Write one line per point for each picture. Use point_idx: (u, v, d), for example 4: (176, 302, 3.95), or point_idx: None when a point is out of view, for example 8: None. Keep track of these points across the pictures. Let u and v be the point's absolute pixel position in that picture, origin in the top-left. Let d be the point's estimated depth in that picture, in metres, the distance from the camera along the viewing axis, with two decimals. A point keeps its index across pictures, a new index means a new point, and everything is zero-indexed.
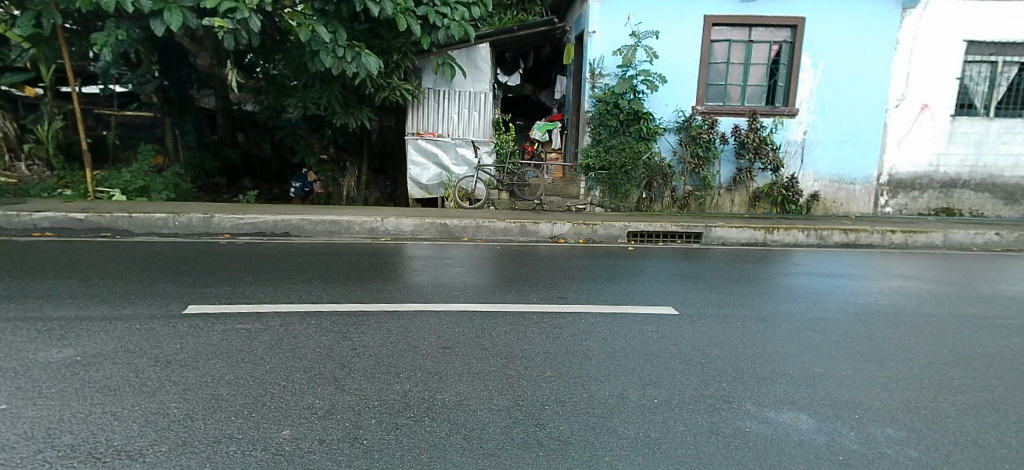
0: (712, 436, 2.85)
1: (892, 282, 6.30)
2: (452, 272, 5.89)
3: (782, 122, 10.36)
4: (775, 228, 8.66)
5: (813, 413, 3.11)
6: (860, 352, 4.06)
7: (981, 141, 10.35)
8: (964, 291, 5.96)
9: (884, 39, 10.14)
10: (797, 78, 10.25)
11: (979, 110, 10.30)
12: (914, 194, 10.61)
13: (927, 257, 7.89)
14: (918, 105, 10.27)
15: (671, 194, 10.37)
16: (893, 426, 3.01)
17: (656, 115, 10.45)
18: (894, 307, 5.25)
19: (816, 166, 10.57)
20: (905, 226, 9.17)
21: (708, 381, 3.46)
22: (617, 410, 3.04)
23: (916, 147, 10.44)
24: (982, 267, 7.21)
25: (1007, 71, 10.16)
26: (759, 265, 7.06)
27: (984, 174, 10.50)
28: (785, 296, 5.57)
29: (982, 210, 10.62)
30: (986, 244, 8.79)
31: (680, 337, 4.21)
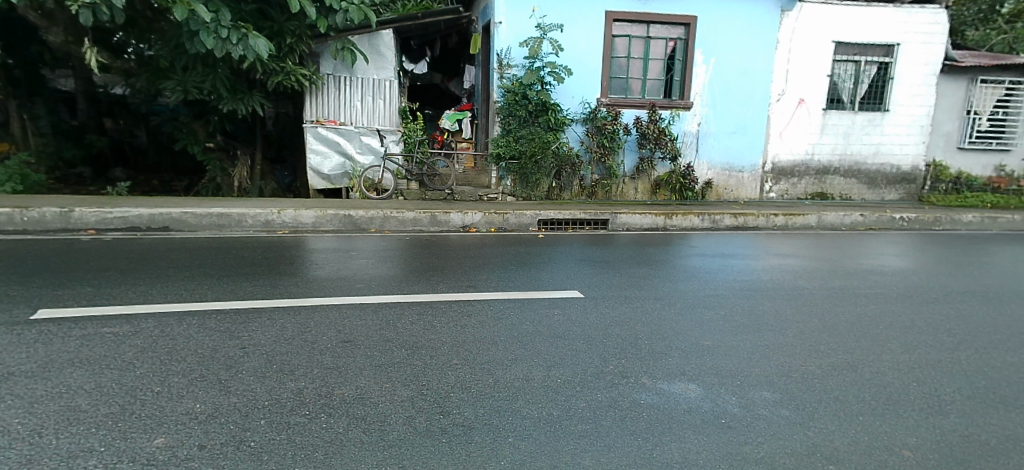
0: (611, 410, 2.97)
1: (775, 260, 6.86)
2: (356, 265, 5.73)
3: (679, 115, 10.95)
4: (673, 214, 9.14)
5: (700, 383, 3.33)
6: (744, 324, 4.39)
7: (848, 132, 11.46)
8: (834, 267, 6.60)
9: (765, 39, 10.96)
10: (690, 72, 10.85)
11: (846, 104, 11.39)
12: (794, 180, 11.58)
13: (806, 237, 8.65)
14: (795, 99, 11.21)
15: (580, 182, 10.66)
16: (769, 389, 3.29)
17: (563, 106, 10.70)
18: (776, 283, 5.72)
19: (709, 155, 11.27)
20: (786, 210, 10.00)
21: (608, 358, 3.61)
22: (520, 392, 3.10)
23: (795, 138, 11.39)
24: (850, 245, 8.02)
25: (867, 69, 11.32)
26: (658, 248, 7.45)
27: (852, 162, 11.63)
28: (680, 276, 5.92)
29: (850, 194, 11.78)
30: (853, 224, 9.76)
31: (584, 318, 4.36)
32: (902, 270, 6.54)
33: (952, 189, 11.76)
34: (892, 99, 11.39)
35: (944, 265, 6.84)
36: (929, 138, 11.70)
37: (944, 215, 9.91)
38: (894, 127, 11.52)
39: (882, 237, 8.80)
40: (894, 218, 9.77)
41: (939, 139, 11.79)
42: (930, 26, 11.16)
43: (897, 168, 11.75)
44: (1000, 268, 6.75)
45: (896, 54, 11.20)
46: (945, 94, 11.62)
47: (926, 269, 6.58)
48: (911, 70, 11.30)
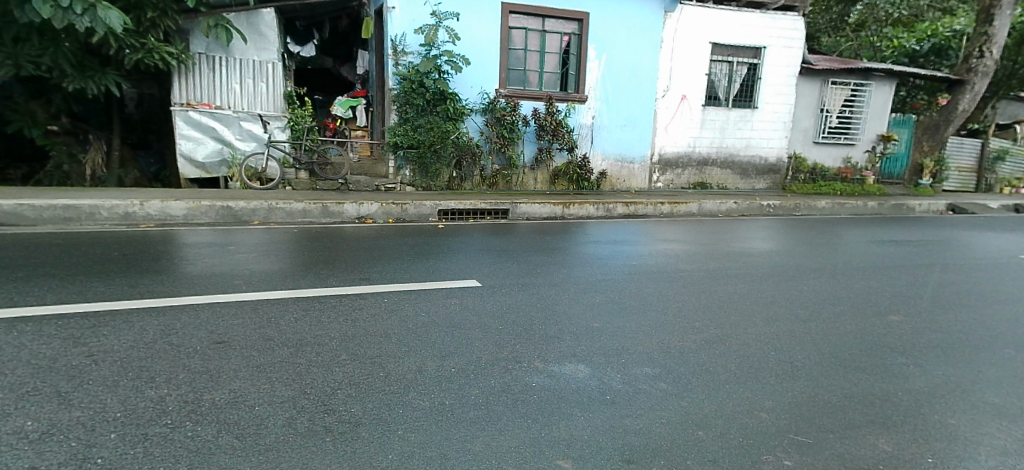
0: (503, 395, 3.00)
1: (660, 245, 7.29)
2: (237, 259, 5.35)
3: (574, 107, 11.29)
4: (570, 203, 9.42)
5: (589, 363, 3.46)
6: (632, 306, 4.62)
7: (723, 126, 12.38)
8: (712, 250, 7.14)
9: (651, 37, 11.53)
10: (584, 66, 11.20)
11: (721, 101, 12.28)
12: (678, 171, 12.33)
13: (689, 223, 9.26)
14: (678, 96, 11.91)
15: (480, 173, 10.68)
16: (650, 365, 3.49)
17: (462, 96, 10.63)
18: (661, 266, 6.09)
19: (603, 146, 11.72)
20: (671, 198, 10.64)
21: (503, 345, 3.65)
22: (413, 383, 3.04)
23: (678, 131, 12.11)
24: (728, 230, 8.70)
25: (739, 70, 12.28)
26: (553, 236, 7.64)
27: (728, 154, 12.57)
28: (575, 262, 6.11)
29: (726, 184, 12.75)
30: (728, 211, 10.60)
31: (480, 307, 4.37)
32: (770, 251, 7.22)
33: (810, 179, 13.11)
34: (761, 97, 12.45)
35: (803, 246, 7.62)
36: (791, 133, 12.93)
37: (803, 202, 11.03)
38: (762, 123, 12.60)
39: (753, 222, 9.62)
40: (762, 206, 10.72)
41: (799, 134, 13.07)
42: (791, 32, 12.29)
43: (765, 160, 12.86)
44: (849, 248, 7.61)
45: (764, 56, 12.25)
46: (804, 94, 12.92)
47: (789, 250, 7.31)
48: (776, 71, 12.40)
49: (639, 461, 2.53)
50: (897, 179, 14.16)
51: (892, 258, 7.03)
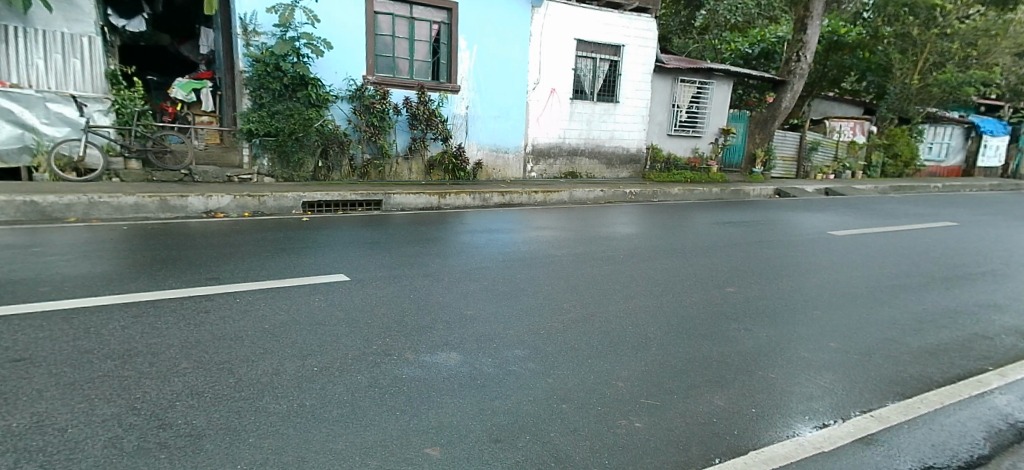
0: (370, 390, 2.90)
1: (534, 232, 7.47)
2: (51, 263, 4.64)
3: (447, 97, 11.19)
4: (446, 193, 9.35)
5: (461, 350, 3.46)
6: (504, 292, 4.70)
7: (590, 119, 12.94)
8: (580, 236, 7.45)
9: (519, 31, 11.74)
10: (455, 57, 11.16)
11: (588, 95, 12.84)
12: (550, 162, 12.66)
13: (562, 211, 9.58)
14: (547, 89, 12.25)
15: (349, 163, 10.23)
16: (520, 347, 3.58)
17: (326, 82, 10.09)
18: (533, 252, 6.26)
19: (478, 137, 11.74)
20: (544, 187, 10.97)
21: (372, 339, 3.53)
22: (268, 387, 2.84)
23: (549, 123, 12.45)
24: (597, 217, 9.16)
25: (601, 66, 12.92)
26: (427, 226, 7.53)
27: (595, 144, 13.15)
28: (450, 252, 6.08)
29: (594, 173, 13.31)
30: (596, 198, 11.16)
31: (347, 302, 4.19)
32: (633, 235, 7.73)
33: (665, 168, 14.13)
34: (622, 93, 13.23)
35: (660, 229, 8.26)
36: (648, 126, 13.89)
37: (659, 189, 11.91)
38: (624, 116, 13.37)
39: (617, 209, 10.20)
40: (625, 193, 11.42)
41: (654, 127, 14.09)
42: (645, 33, 13.18)
43: (626, 150, 13.64)
44: (698, 230, 8.36)
45: (623, 54, 13.03)
46: (657, 90, 13.97)
47: (648, 233, 7.88)
48: (634, 69, 13.24)
49: (505, 438, 2.59)
50: (731, 168, 15.74)
51: (734, 238, 7.84)
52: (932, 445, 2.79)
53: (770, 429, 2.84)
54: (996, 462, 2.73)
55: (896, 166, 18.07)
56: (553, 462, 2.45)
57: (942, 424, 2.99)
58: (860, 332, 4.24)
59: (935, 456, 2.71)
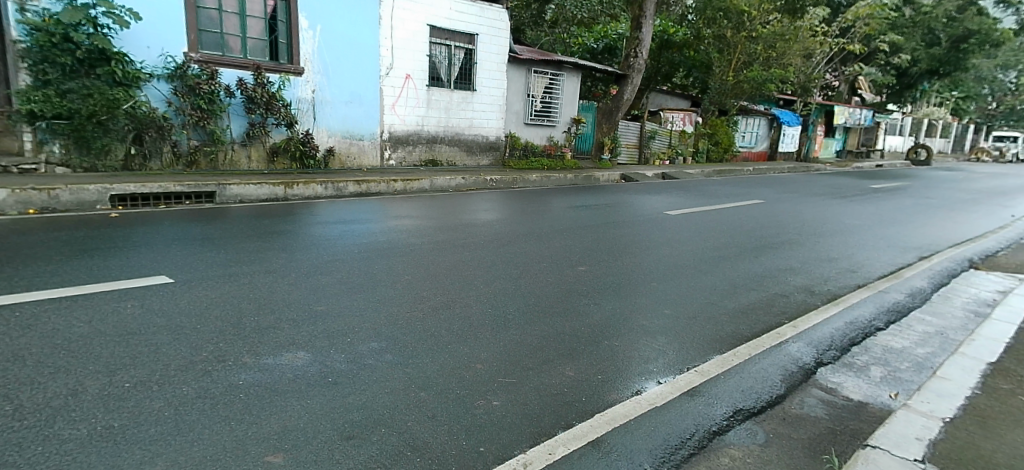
0: (202, 400, 2.64)
1: (392, 222, 7.27)
2: None
3: (289, 80, 10.46)
4: (293, 183, 8.75)
5: (310, 349, 3.26)
6: (357, 284, 4.52)
7: (448, 107, 12.85)
8: (441, 223, 7.41)
9: (368, 14, 11.27)
10: (295, 36, 10.49)
11: (444, 82, 12.75)
12: (409, 149, 12.38)
13: (422, 199, 9.44)
14: (402, 75, 11.92)
15: (172, 149, 9.23)
16: (376, 339, 3.46)
17: (135, 58, 8.91)
18: (391, 242, 6.10)
19: (327, 123, 11.11)
20: (404, 176, 10.75)
21: (202, 345, 3.20)
22: (64, 412, 2.45)
23: (405, 109, 12.15)
24: (458, 204, 9.16)
25: (456, 54, 12.88)
26: (273, 219, 6.99)
27: (454, 132, 13.11)
28: (299, 245, 5.71)
29: (455, 161, 13.28)
30: (458, 186, 11.14)
31: (171, 307, 3.74)
32: (492, 221, 7.85)
33: (523, 155, 14.48)
34: (478, 81, 13.33)
35: (517, 215, 8.46)
36: (505, 115, 14.14)
37: (519, 176, 12.23)
38: (481, 104, 13.48)
39: (478, 196, 10.29)
40: (486, 180, 11.55)
41: (511, 116, 14.41)
42: (498, 23, 13.39)
43: (486, 138, 13.79)
44: (553, 214, 8.72)
45: (477, 43, 13.13)
46: (513, 80, 14.29)
47: (508, 219, 8.05)
48: (488, 58, 13.39)
49: (358, 434, 2.50)
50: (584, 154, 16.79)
51: (586, 220, 8.31)
52: (743, 391, 3.21)
53: (611, 393, 3.05)
54: (789, 399, 3.19)
55: (718, 152, 20.35)
56: (408, 451, 2.41)
57: (751, 371, 3.44)
58: (690, 299, 4.73)
59: (744, 400, 3.11)
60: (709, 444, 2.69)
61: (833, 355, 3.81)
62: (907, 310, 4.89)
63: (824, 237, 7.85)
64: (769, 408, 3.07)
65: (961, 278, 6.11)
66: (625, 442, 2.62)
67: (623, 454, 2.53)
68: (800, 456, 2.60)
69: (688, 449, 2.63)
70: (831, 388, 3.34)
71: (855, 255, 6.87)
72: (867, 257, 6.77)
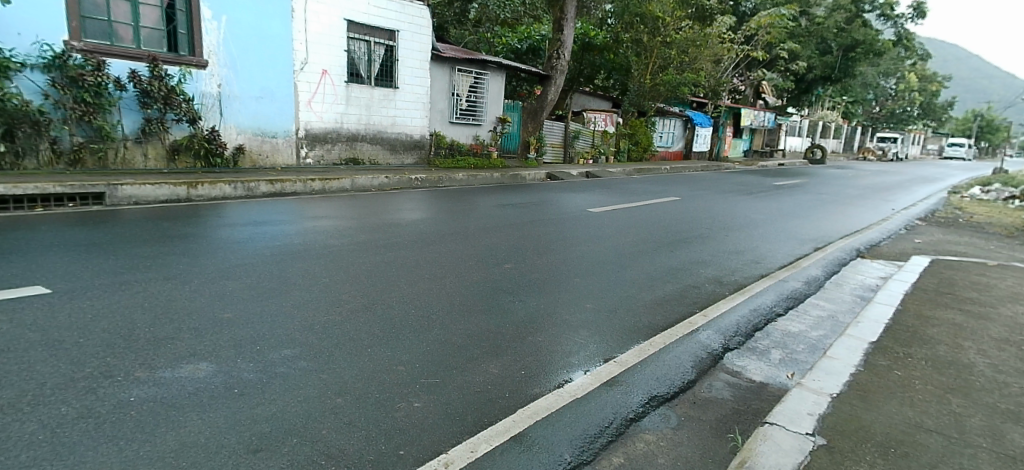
0: (86, 420, 2.42)
1: (309, 223, 6.99)
2: None
3: (190, 72, 9.83)
4: (197, 183, 8.22)
5: (213, 359, 3.07)
6: (269, 289, 4.31)
7: (368, 104, 12.53)
8: (362, 224, 7.21)
9: (279, 6, 10.77)
10: (196, 26, 9.87)
11: (364, 78, 12.42)
12: (327, 147, 11.95)
13: (343, 199, 9.15)
14: (318, 70, 11.50)
15: (51, 147, 8.44)
16: (289, 346, 3.31)
17: (3, 45, 8.08)
18: (307, 244, 5.87)
19: (236, 119, 10.54)
20: (322, 175, 10.36)
21: (88, 360, 2.94)
22: None
23: (322, 106, 11.73)
24: (380, 204, 8.94)
25: (376, 50, 12.56)
26: (177, 222, 6.53)
27: (376, 131, 12.79)
28: (204, 249, 5.37)
29: (377, 160, 12.95)
30: (380, 185, 10.87)
31: (50, 320, 3.41)
32: (416, 220, 7.73)
33: (448, 154, 14.28)
34: (400, 78, 13.05)
35: (441, 214, 8.39)
36: (429, 113, 13.96)
37: (444, 175, 12.10)
38: (404, 102, 13.22)
39: (402, 195, 10.10)
40: (409, 179, 11.35)
41: (436, 114, 14.24)
42: (419, 20, 13.19)
43: (410, 136, 13.53)
44: (478, 212, 8.71)
45: (398, 39, 12.86)
46: (436, 78, 14.10)
47: (432, 218, 7.95)
48: (410, 55, 13.15)
49: (267, 446, 2.38)
50: (511, 153, 16.80)
51: (511, 218, 8.36)
52: (658, 379, 3.33)
53: (532, 388, 3.08)
54: (699, 384, 3.35)
55: (638, 151, 21.08)
56: (322, 460, 2.32)
57: (665, 360, 3.58)
58: (609, 293, 4.86)
59: (658, 387, 3.23)
60: (626, 430, 2.77)
61: (739, 341, 4.05)
62: (805, 297, 5.28)
63: (733, 232, 8.32)
64: (681, 393, 3.21)
65: (850, 266, 6.67)
66: (546, 434, 2.66)
67: (543, 446, 2.56)
68: (708, 437, 2.74)
69: (607, 437, 2.70)
70: (736, 371, 3.54)
71: (760, 247, 7.33)
72: (770, 249, 7.24)
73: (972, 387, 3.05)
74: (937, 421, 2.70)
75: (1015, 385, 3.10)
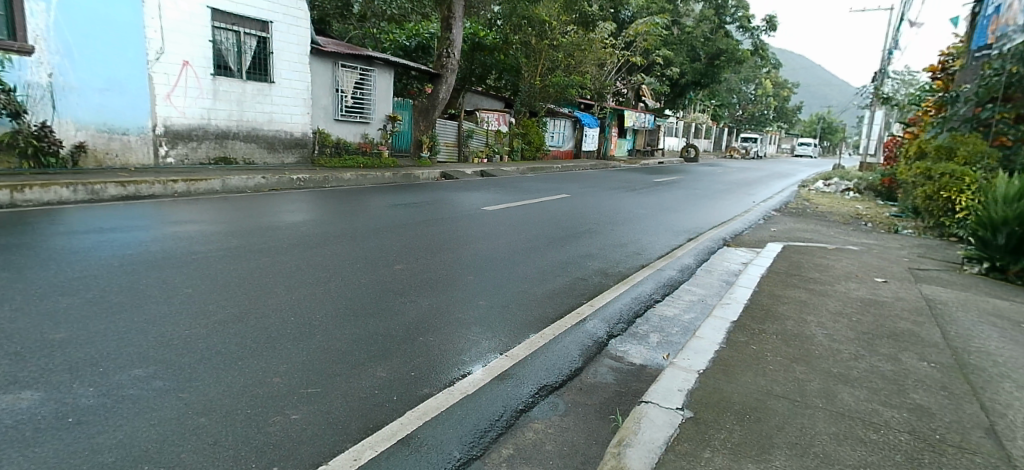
0: None
1: (172, 228, 6.39)
2: None
3: (10, 59, 8.62)
4: (25, 186, 7.28)
5: (41, 386, 2.70)
6: (119, 303, 3.87)
7: (240, 99, 11.70)
8: (236, 227, 6.72)
9: None
10: (18, 7, 8.65)
11: (234, 72, 11.56)
12: (192, 145, 11.02)
13: (211, 201, 8.44)
14: (177, 61, 10.54)
15: None
16: (141, 365, 2.99)
17: None
18: (168, 251, 5.37)
19: (74, 113, 9.39)
20: (186, 176, 9.53)
21: None
22: None
23: (184, 100, 10.77)
24: (258, 206, 8.37)
25: (247, 41, 11.74)
26: (3, 231, 5.69)
27: (249, 128, 11.98)
28: (34, 262, 4.73)
29: (252, 159, 12.14)
30: (256, 186, 10.17)
31: None
32: (298, 222, 7.34)
33: (335, 153, 13.79)
34: (276, 72, 12.30)
35: (326, 215, 8.02)
36: (311, 110, 13.31)
37: (330, 174, 11.59)
38: (282, 97, 12.49)
39: (283, 196, 9.55)
40: (290, 179, 10.73)
41: (318, 111, 13.62)
42: (296, 11, 12.49)
43: (290, 134, 12.82)
44: (368, 212, 8.43)
45: (272, 31, 12.10)
46: (317, 73, 13.47)
47: (316, 220, 7.58)
48: (286, 48, 12.42)
49: None
50: (402, 152, 16.52)
51: (402, 218, 8.17)
52: (547, 369, 3.41)
53: (421, 389, 3.01)
54: (585, 371, 3.47)
55: (531, 151, 21.55)
56: None
57: (553, 350, 3.67)
58: (498, 289, 4.89)
59: (547, 376, 3.31)
60: (516, 422, 2.80)
61: (622, 327, 4.25)
62: (680, 284, 5.65)
63: (618, 226, 8.74)
64: (569, 381, 3.31)
65: (719, 254, 7.26)
66: (434, 434, 2.61)
67: (433, 446, 2.52)
68: (593, 421, 2.84)
69: (497, 430, 2.71)
70: (619, 356, 3.71)
71: (642, 240, 7.76)
72: (650, 241, 7.69)
73: (812, 356, 3.43)
74: (785, 387, 3.00)
75: (846, 351, 3.53)
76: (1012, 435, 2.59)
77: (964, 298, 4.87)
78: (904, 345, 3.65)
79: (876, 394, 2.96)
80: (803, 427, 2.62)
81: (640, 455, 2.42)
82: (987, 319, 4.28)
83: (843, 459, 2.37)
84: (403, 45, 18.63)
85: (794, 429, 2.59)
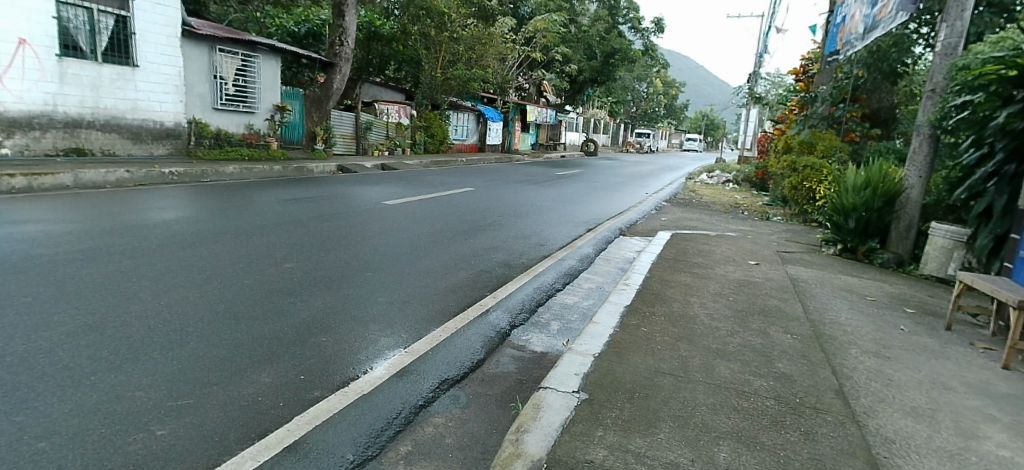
0: None
1: (12, 229, 5.67)
2: None
3: None
4: None
5: None
6: None
7: (94, 84, 10.57)
8: (95, 227, 6.09)
9: None
10: None
11: (86, 53, 10.39)
12: (34, 134, 9.87)
13: (65, 199, 7.56)
14: (11, 39, 9.34)
15: None
16: None
17: None
18: (5, 255, 4.76)
19: None
20: (28, 169, 8.47)
21: None
22: None
23: (21, 84, 9.59)
24: (125, 203, 7.63)
25: (102, 20, 10.54)
26: None
27: (107, 116, 10.85)
28: None
29: (113, 150, 11.04)
30: (118, 181, 9.24)
31: None
32: (173, 220, 6.76)
33: (215, 145, 12.89)
34: (140, 56, 11.20)
35: (208, 212, 7.46)
36: (185, 98, 12.28)
37: (210, 168, 10.77)
38: (147, 83, 11.42)
39: (155, 192, 8.74)
40: (161, 173, 9.86)
41: (193, 99, 12.59)
42: None
43: (160, 124, 11.78)
44: (255, 209, 7.93)
45: (132, 10, 10.96)
46: (190, 57, 12.40)
47: (195, 217, 7.03)
48: (151, 29, 11.33)
49: None
50: (294, 144, 15.79)
51: (294, 214, 7.77)
52: (447, 363, 3.39)
53: (311, 392, 2.89)
54: (487, 362, 3.49)
55: (434, 144, 21.33)
56: None
57: (454, 343, 3.65)
58: (395, 284, 4.79)
59: (448, 370, 3.29)
60: (415, 418, 2.77)
61: (524, 317, 4.33)
62: (579, 272, 5.85)
63: (519, 218, 8.88)
64: (471, 373, 3.32)
65: (615, 243, 7.58)
66: (326, 438, 2.51)
67: (323, 450, 2.42)
68: (492, 410, 2.87)
69: (395, 428, 2.66)
70: (520, 345, 3.78)
71: (543, 231, 7.93)
72: (551, 233, 7.88)
73: (695, 334, 3.68)
74: (670, 364, 3.20)
75: (724, 328, 3.82)
76: (856, 395, 2.93)
77: (822, 276, 5.45)
78: (772, 320, 4.02)
79: (748, 366, 3.23)
80: (685, 401, 2.80)
81: (537, 439, 2.48)
82: (841, 295, 4.81)
83: (719, 427, 2.57)
84: (290, 31, 17.70)
85: (677, 403, 2.78)
